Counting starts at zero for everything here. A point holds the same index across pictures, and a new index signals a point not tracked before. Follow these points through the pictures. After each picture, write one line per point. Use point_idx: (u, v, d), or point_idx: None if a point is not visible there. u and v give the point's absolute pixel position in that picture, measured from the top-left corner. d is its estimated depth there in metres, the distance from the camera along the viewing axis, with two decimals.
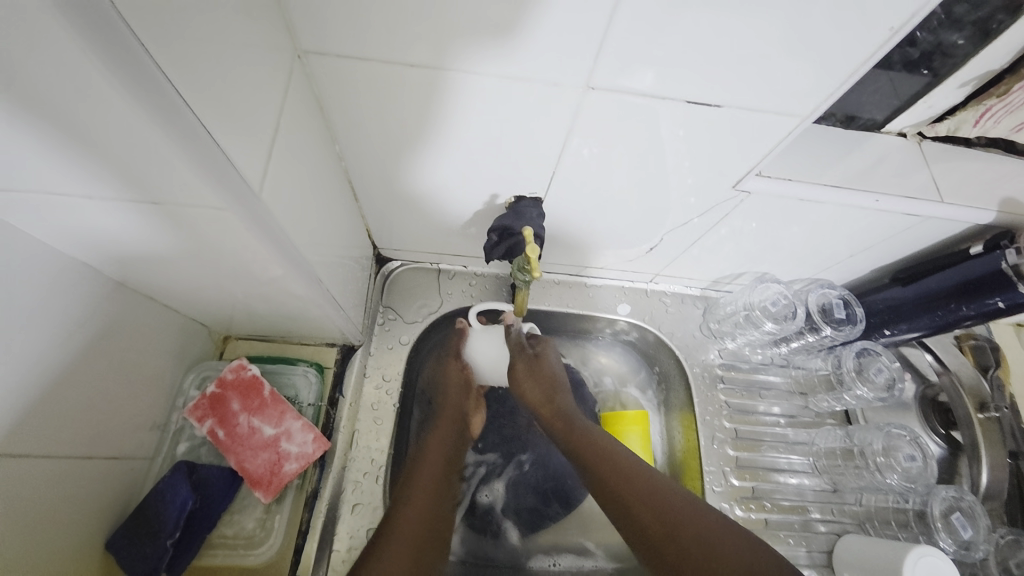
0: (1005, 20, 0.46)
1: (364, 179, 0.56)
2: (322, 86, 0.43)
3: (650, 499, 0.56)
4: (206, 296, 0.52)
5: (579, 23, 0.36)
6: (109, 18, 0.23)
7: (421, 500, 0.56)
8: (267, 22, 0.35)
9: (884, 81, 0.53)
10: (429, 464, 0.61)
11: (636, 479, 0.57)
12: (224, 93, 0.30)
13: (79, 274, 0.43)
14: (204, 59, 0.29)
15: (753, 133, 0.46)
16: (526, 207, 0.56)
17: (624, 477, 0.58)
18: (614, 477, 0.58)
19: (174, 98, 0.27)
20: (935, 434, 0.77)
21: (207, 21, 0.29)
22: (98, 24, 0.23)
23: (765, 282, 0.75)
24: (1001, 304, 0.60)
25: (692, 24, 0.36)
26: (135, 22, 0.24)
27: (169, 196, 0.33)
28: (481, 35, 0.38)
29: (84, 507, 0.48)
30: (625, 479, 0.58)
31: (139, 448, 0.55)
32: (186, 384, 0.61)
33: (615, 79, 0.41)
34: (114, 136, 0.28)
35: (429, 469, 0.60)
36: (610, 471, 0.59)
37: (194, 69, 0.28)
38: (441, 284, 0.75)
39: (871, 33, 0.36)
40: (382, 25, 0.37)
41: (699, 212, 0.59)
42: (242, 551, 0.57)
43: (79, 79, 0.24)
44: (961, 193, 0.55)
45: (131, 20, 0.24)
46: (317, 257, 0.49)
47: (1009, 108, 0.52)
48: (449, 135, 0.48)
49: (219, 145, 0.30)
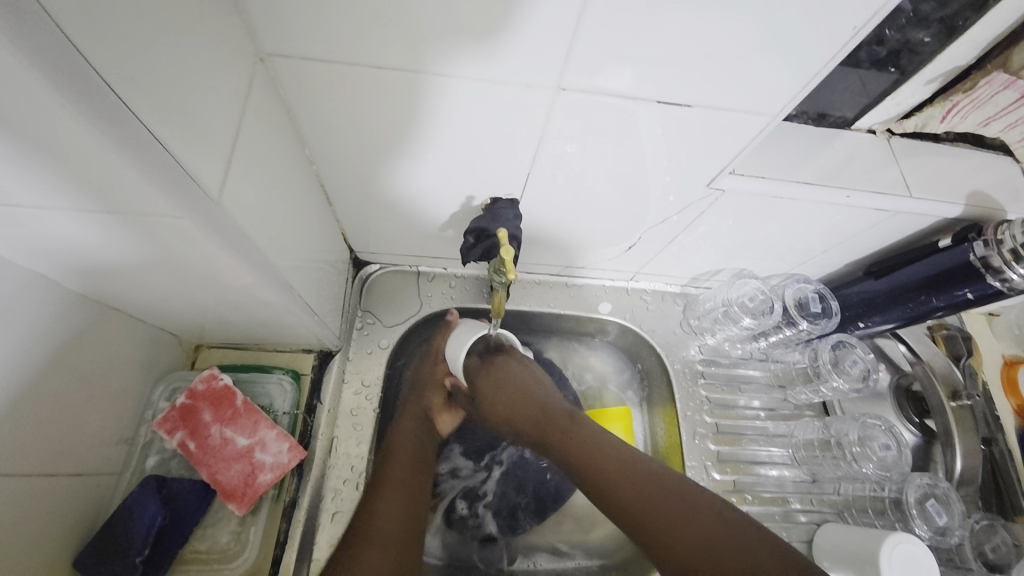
0: (972, 17, 0.48)
1: (337, 183, 0.55)
2: (287, 89, 0.42)
3: (651, 495, 0.55)
4: (174, 305, 0.50)
5: (549, 22, 0.36)
6: (47, 29, 0.22)
7: (391, 503, 0.56)
8: (223, 22, 0.34)
9: (853, 79, 0.53)
10: (401, 462, 0.60)
11: (634, 479, 0.57)
12: (177, 101, 0.29)
13: (37, 287, 0.41)
14: (154, 67, 0.28)
15: (727, 132, 0.46)
16: (502, 208, 0.56)
17: (622, 474, 0.57)
18: (613, 476, 0.57)
19: (123, 110, 0.26)
20: (909, 422, 0.78)
21: (157, 22, 0.28)
22: (33, 33, 0.22)
23: (743, 278, 0.75)
24: (969, 295, 0.62)
25: (667, 21, 0.36)
26: (81, 34, 0.23)
27: (126, 206, 0.32)
28: (448, 33, 0.37)
29: (50, 526, 0.46)
30: (622, 475, 0.57)
31: (106, 463, 0.53)
32: (155, 396, 0.59)
33: (585, 80, 0.41)
34: (62, 147, 0.27)
35: (399, 469, 0.59)
36: (605, 467, 0.58)
37: (145, 80, 0.27)
38: (420, 287, 0.74)
39: (837, 32, 0.36)
40: (346, 23, 0.36)
41: (677, 210, 0.59)
42: (217, 565, 0.56)
43: (18, 90, 0.23)
44: (930, 189, 0.56)
45: (71, 30, 0.23)
46: (287, 262, 0.48)
47: (975, 104, 0.53)
48: (421, 138, 0.48)
49: (173, 156, 0.29)
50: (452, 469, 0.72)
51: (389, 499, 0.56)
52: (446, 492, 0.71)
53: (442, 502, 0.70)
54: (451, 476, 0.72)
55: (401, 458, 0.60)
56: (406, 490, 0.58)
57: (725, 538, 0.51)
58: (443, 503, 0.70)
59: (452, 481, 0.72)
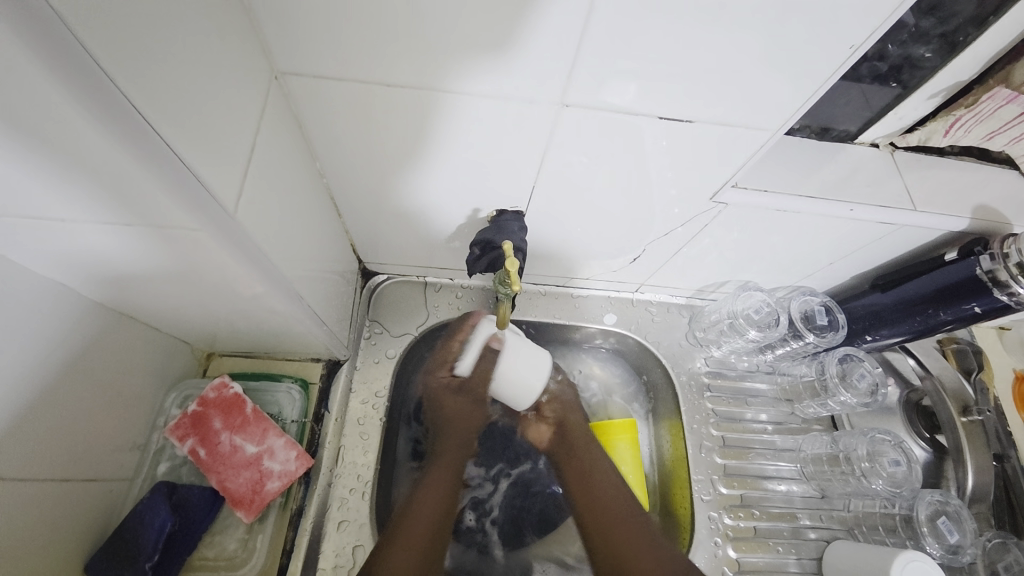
0: (973, 33, 0.48)
1: (347, 196, 0.56)
2: (300, 106, 0.44)
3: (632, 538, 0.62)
4: (188, 314, 0.52)
5: (555, 40, 0.37)
6: (79, 54, 0.23)
7: (417, 540, 0.57)
8: (242, 41, 0.35)
9: (855, 94, 0.54)
10: (432, 498, 0.61)
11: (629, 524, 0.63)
12: (197, 118, 0.31)
13: (58, 296, 0.43)
14: (175, 89, 0.29)
15: (729, 147, 0.47)
16: (508, 220, 0.57)
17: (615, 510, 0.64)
18: (609, 509, 0.65)
19: (146, 128, 0.27)
20: (920, 437, 0.77)
21: (180, 44, 0.29)
22: (66, 57, 0.23)
23: (748, 290, 0.75)
24: (977, 309, 0.62)
25: (667, 39, 0.37)
26: (110, 59, 0.25)
27: (145, 217, 0.33)
28: (456, 52, 0.38)
29: (63, 529, 0.47)
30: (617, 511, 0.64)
31: (119, 469, 0.54)
32: (167, 403, 0.60)
33: (589, 97, 0.42)
34: (87, 161, 0.28)
35: (429, 505, 0.60)
36: (607, 502, 0.65)
37: (167, 100, 0.28)
38: (427, 297, 0.75)
39: (836, 48, 0.37)
40: (358, 43, 0.38)
41: (681, 222, 0.59)
42: (224, 572, 0.56)
43: (49, 107, 0.25)
44: (934, 202, 0.57)
45: (101, 55, 0.24)
46: (297, 273, 0.49)
47: (979, 118, 0.53)
48: (430, 153, 0.49)
49: (192, 170, 0.30)
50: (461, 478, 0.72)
51: (414, 535, 0.57)
52: (454, 502, 0.71)
53: (451, 512, 0.70)
54: (461, 484, 0.72)
55: (433, 494, 0.62)
56: (432, 525, 0.59)
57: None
58: (451, 513, 0.70)
59: (461, 491, 0.72)
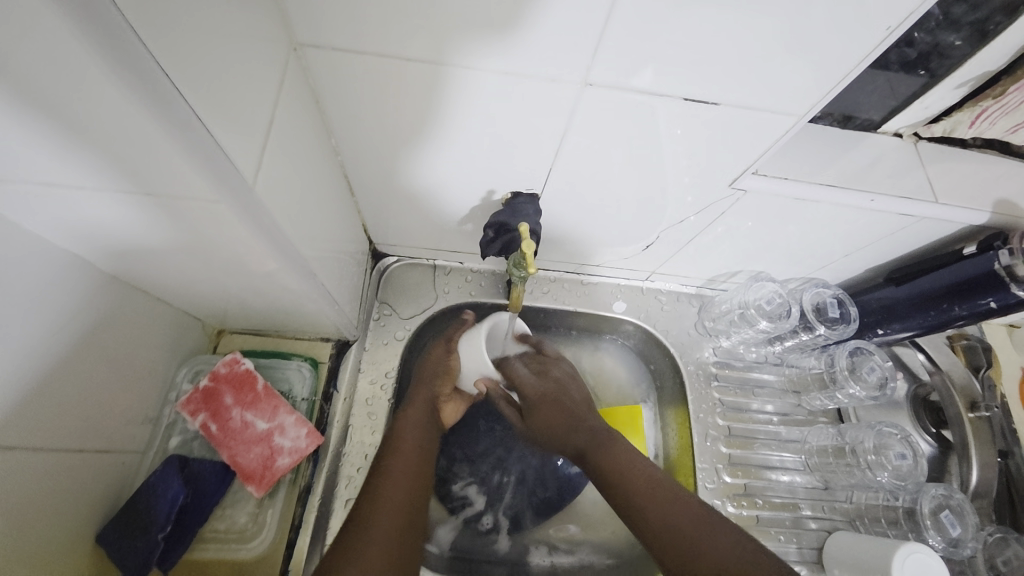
0: (1003, 22, 0.47)
1: (360, 174, 0.56)
2: (317, 79, 0.43)
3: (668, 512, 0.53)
4: (200, 289, 0.52)
5: (582, 18, 0.36)
6: (111, 17, 0.23)
7: (392, 494, 0.53)
8: (262, 12, 0.35)
9: (881, 81, 0.53)
10: (403, 456, 0.57)
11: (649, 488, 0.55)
12: (222, 90, 0.30)
13: (75, 268, 0.43)
14: (203, 62, 0.29)
15: (753, 132, 0.46)
16: (522, 203, 0.56)
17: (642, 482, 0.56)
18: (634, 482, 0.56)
19: (172, 95, 0.27)
20: (926, 432, 0.77)
21: (206, 15, 0.29)
22: (98, 21, 0.23)
23: (761, 280, 0.75)
24: (992, 304, 0.61)
25: (696, 17, 0.36)
26: (143, 29, 0.25)
27: (163, 188, 0.33)
28: (480, 30, 0.37)
29: (76, 499, 0.48)
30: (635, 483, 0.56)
31: (131, 441, 0.55)
32: (179, 378, 0.60)
33: (612, 77, 0.41)
34: (108, 127, 0.28)
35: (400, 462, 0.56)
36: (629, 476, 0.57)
37: (194, 70, 0.28)
38: (436, 280, 0.74)
39: (869, 33, 0.36)
40: (379, 18, 0.37)
41: (696, 211, 0.59)
42: (234, 545, 0.57)
43: (76, 72, 0.24)
44: (956, 194, 0.56)
45: (133, 19, 0.24)
46: (311, 251, 0.48)
47: (1004, 110, 0.52)
48: (445, 131, 0.48)
49: (215, 140, 0.30)
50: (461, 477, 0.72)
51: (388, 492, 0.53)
52: (470, 495, 0.72)
53: (467, 506, 0.71)
54: (473, 483, 0.72)
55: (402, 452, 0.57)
56: (408, 482, 0.55)
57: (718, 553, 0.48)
58: (466, 507, 0.71)
59: (475, 485, 0.72)
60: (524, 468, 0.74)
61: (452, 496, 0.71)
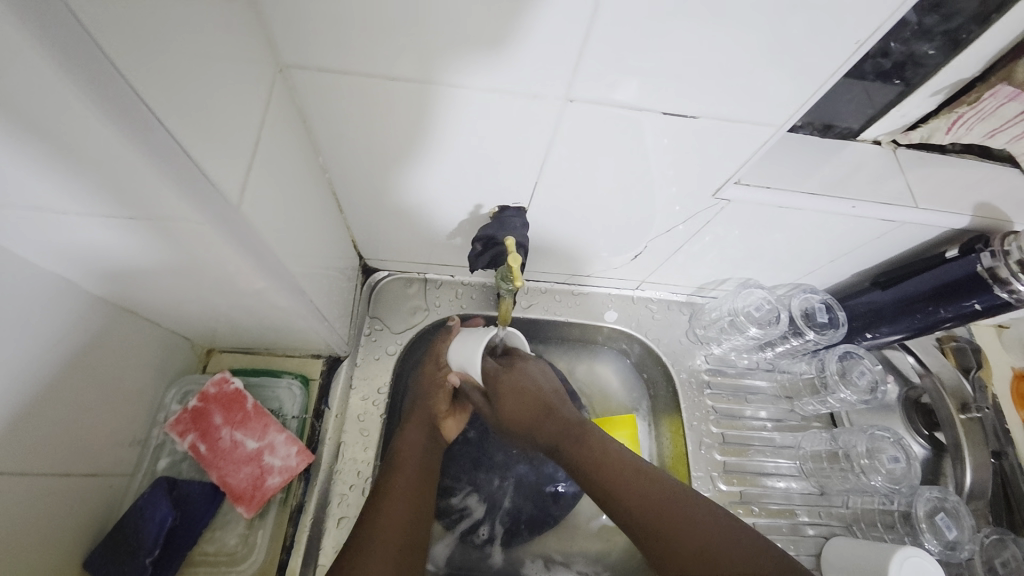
0: (975, 30, 0.48)
1: (349, 191, 0.56)
2: (303, 99, 0.43)
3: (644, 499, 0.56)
4: (188, 309, 0.51)
5: (563, 34, 0.37)
6: (92, 49, 0.24)
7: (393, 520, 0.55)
8: (246, 36, 0.35)
9: (858, 90, 0.54)
10: (407, 473, 0.59)
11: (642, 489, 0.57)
12: (206, 116, 0.31)
13: (61, 291, 0.43)
14: (188, 89, 0.29)
15: (735, 142, 0.47)
16: (510, 216, 0.57)
17: (636, 483, 0.57)
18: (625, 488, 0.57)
19: (154, 122, 0.27)
20: (918, 435, 0.78)
21: (190, 45, 0.30)
22: (79, 53, 0.23)
23: (748, 288, 0.75)
24: (977, 306, 0.62)
25: (673, 32, 0.36)
26: (124, 60, 0.25)
27: (148, 211, 0.33)
28: (463, 48, 0.38)
29: (62, 526, 0.47)
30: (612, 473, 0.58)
31: (119, 464, 0.54)
32: (167, 399, 0.60)
33: (594, 91, 0.42)
34: (91, 155, 0.28)
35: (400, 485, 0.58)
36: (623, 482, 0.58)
37: (178, 98, 0.29)
38: (428, 293, 0.74)
39: (842, 44, 0.37)
40: (363, 38, 0.38)
41: (683, 220, 0.60)
42: (225, 568, 0.56)
43: (59, 104, 0.25)
44: (936, 199, 0.57)
45: (113, 51, 0.24)
46: (300, 268, 0.48)
47: (981, 115, 0.53)
48: (431, 147, 0.49)
49: (198, 163, 0.30)
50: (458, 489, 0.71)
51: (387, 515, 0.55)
52: (469, 505, 0.71)
53: (466, 517, 0.70)
54: (473, 493, 0.72)
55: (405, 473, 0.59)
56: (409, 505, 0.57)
57: (717, 545, 0.51)
58: (465, 518, 0.70)
59: (474, 494, 0.72)
60: (523, 474, 0.73)
61: (451, 509, 0.70)
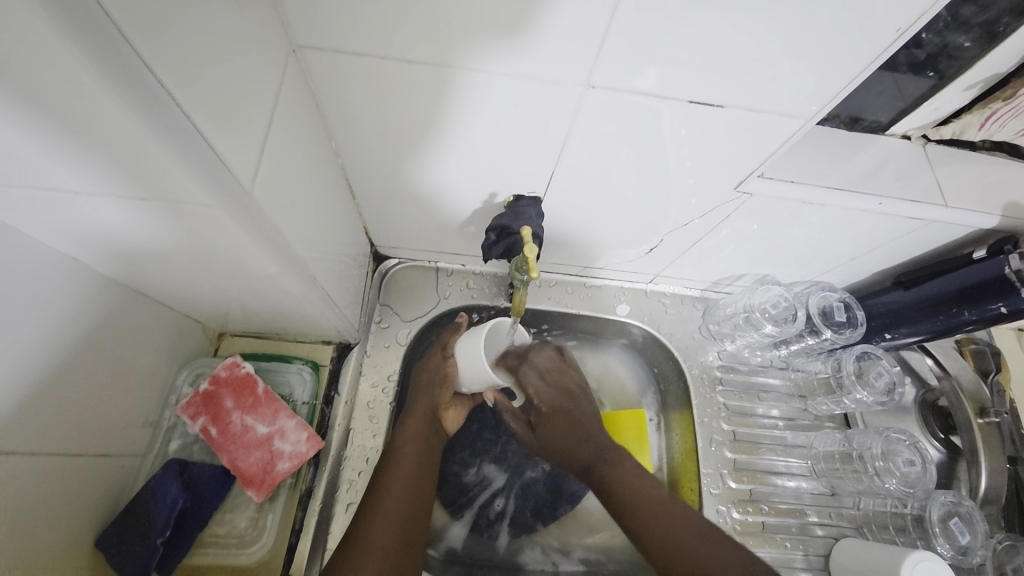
0: (1012, 23, 0.46)
1: (362, 176, 0.55)
2: (316, 81, 0.43)
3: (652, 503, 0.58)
4: (201, 293, 0.51)
5: (585, 19, 0.35)
6: (112, 36, 0.23)
7: (390, 514, 0.54)
8: (262, 17, 0.35)
9: (889, 82, 0.52)
10: (404, 470, 0.58)
11: (639, 489, 0.60)
12: (226, 107, 0.31)
13: (74, 273, 0.43)
14: (212, 83, 0.29)
15: (759, 134, 0.46)
16: (525, 206, 0.56)
17: (633, 485, 0.60)
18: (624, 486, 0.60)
19: (177, 115, 0.27)
20: (935, 438, 0.76)
21: (213, 34, 0.30)
22: (98, 39, 0.23)
23: (766, 284, 0.74)
24: (1003, 309, 0.60)
25: (701, 19, 0.35)
26: (148, 51, 0.25)
27: (164, 194, 0.33)
28: (485, 34, 0.37)
29: (75, 505, 0.48)
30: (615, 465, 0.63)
31: (131, 445, 0.55)
32: (179, 381, 0.60)
33: (616, 78, 0.40)
34: (108, 137, 0.28)
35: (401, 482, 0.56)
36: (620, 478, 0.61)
37: (203, 92, 0.29)
38: (439, 282, 0.74)
39: (877, 33, 0.35)
40: (380, 22, 0.37)
41: (701, 213, 0.58)
42: (234, 550, 0.57)
43: (77, 85, 0.24)
44: (965, 197, 0.55)
45: (137, 42, 0.24)
46: (311, 254, 0.48)
47: (1015, 111, 0.51)
48: (447, 133, 0.48)
49: (216, 153, 0.30)
50: (475, 465, 0.72)
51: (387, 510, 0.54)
52: (487, 476, 0.72)
53: (485, 488, 0.71)
54: (493, 464, 0.73)
55: (405, 468, 0.58)
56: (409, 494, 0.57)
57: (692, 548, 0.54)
58: (484, 489, 0.71)
59: (492, 465, 0.73)
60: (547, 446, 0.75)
61: (469, 484, 0.71)
